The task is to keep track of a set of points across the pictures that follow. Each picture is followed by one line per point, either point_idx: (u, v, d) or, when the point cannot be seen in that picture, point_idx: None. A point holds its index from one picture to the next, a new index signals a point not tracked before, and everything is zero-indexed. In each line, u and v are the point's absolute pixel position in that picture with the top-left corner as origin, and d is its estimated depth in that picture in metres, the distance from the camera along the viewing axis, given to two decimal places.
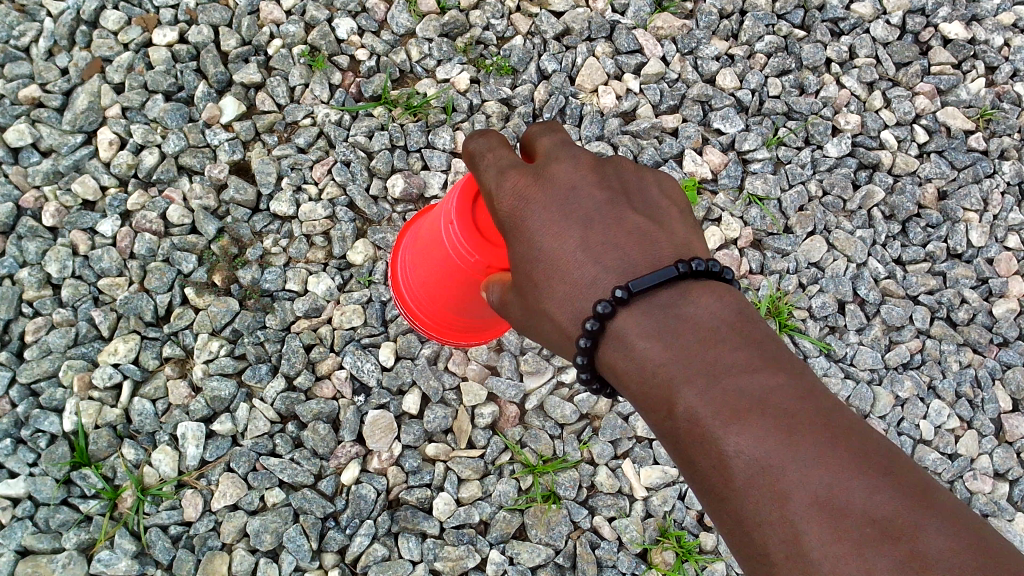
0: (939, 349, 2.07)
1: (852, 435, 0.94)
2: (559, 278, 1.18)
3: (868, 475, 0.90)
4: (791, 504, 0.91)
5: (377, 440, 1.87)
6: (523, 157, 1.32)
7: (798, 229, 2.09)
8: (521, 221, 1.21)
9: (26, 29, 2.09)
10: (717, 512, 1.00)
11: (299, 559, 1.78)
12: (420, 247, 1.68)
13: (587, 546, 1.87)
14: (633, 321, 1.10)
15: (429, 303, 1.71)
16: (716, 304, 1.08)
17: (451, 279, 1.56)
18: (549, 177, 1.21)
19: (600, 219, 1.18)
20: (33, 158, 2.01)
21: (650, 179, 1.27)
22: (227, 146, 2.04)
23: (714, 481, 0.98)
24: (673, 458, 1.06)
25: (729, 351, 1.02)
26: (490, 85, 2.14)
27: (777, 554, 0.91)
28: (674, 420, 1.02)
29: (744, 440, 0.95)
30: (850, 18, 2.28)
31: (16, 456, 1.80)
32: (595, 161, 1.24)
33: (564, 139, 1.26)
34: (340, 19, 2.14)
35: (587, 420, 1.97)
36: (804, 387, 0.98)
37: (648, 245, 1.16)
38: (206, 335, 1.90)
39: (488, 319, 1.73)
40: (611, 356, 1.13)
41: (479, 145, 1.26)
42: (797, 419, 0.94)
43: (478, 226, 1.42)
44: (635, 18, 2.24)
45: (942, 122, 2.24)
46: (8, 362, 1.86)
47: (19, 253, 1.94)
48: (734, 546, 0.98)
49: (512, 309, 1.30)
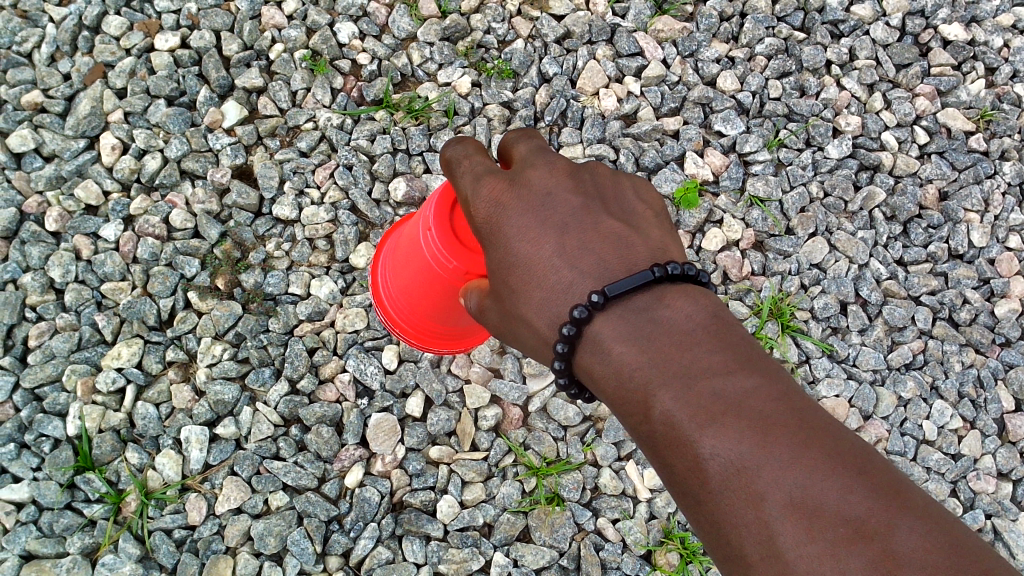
0: (941, 350, 2.08)
1: (826, 435, 0.94)
2: (536, 283, 1.18)
3: (841, 475, 0.91)
4: (766, 505, 0.92)
5: (381, 444, 1.87)
6: (501, 164, 1.33)
7: (800, 231, 2.10)
8: (497, 227, 1.21)
9: (28, 35, 2.10)
10: (694, 514, 1.01)
11: (303, 562, 1.79)
12: (399, 256, 1.68)
13: (591, 548, 1.88)
14: (610, 325, 1.11)
15: (409, 310, 1.71)
16: (691, 307, 1.08)
17: (430, 286, 1.56)
18: (524, 183, 1.21)
19: (575, 224, 1.18)
20: (36, 163, 2.02)
21: (626, 184, 1.27)
22: (230, 150, 2.04)
23: (691, 483, 0.99)
24: (651, 460, 1.07)
25: (704, 354, 1.03)
26: (492, 89, 2.14)
27: (753, 555, 0.92)
28: (651, 423, 1.03)
29: (720, 443, 0.95)
30: (850, 20, 2.29)
31: (20, 461, 1.80)
32: (571, 167, 1.24)
33: (539, 146, 1.27)
34: (341, 23, 2.15)
35: (591, 422, 1.95)
36: (778, 388, 0.98)
37: (623, 249, 1.16)
38: (209, 339, 1.90)
39: (469, 327, 1.73)
40: (588, 361, 1.14)
41: (456, 152, 1.28)
42: (772, 421, 0.95)
43: (457, 233, 1.43)
44: (635, 21, 2.24)
45: (942, 123, 2.25)
46: (12, 366, 1.87)
47: (22, 258, 1.94)
48: (711, 548, 0.99)
49: (490, 317, 1.31)
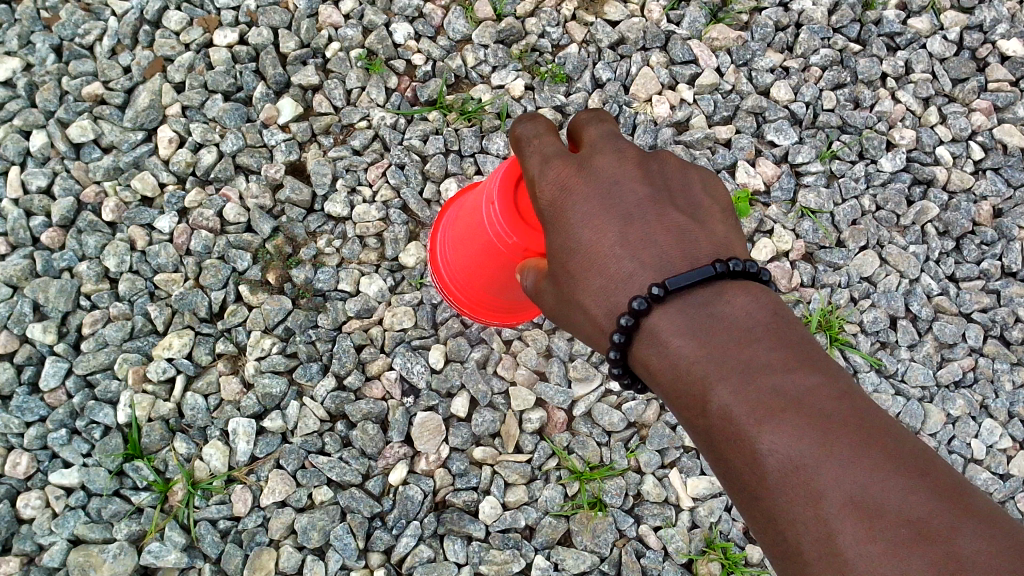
0: (992, 368, 2.05)
1: (886, 436, 0.94)
2: (596, 270, 1.19)
3: (903, 476, 0.90)
4: (825, 503, 0.91)
5: (425, 442, 1.87)
6: (568, 144, 1.32)
7: (851, 243, 2.09)
8: (561, 211, 1.22)
9: (91, 28, 2.13)
10: (750, 512, 1.00)
11: (345, 558, 1.80)
12: (460, 227, 1.70)
13: (633, 555, 1.87)
14: (669, 319, 1.11)
15: (466, 282, 1.74)
16: (751, 305, 1.09)
17: (491, 262, 1.58)
18: (592, 169, 1.22)
19: (640, 214, 1.19)
20: (94, 154, 2.05)
21: (695, 178, 1.27)
22: (284, 146, 2.06)
23: (748, 480, 0.98)
24: (706, 455, 1.07)
25: (763, 351, 1.03)
26: (545, 92, 2.14)
27: (810, 553, 0.91)
28: (708, 418, 1.03)
29: (779, 440, 0.95)
30: (906, 33, 2.27)
31: (71, 447, 1.83)
32: (640, 156, 1.24)
33: (611, 131, 1.27)
34: (397, 24, 2.16)
35: (635, 429, 1.95)
36: (838, 388, 0.98)
37: (686, 244, 1.16)
38: (259, 333, 1.92)
39: (523, 302, 1.75)
40: (644, 353, 1.14)
41: (527, 130, 1.26)
42: (832, 420, 0.95)
43: (520, 210, 1.43)
44: (691, 29, 2.23)
45: (998, 139, 2.23)
46: (66, 353, 1.90)
47: (79, 247, 1.97)
48: (768, 549, 0.99)
49: (545, 298, 1.31)
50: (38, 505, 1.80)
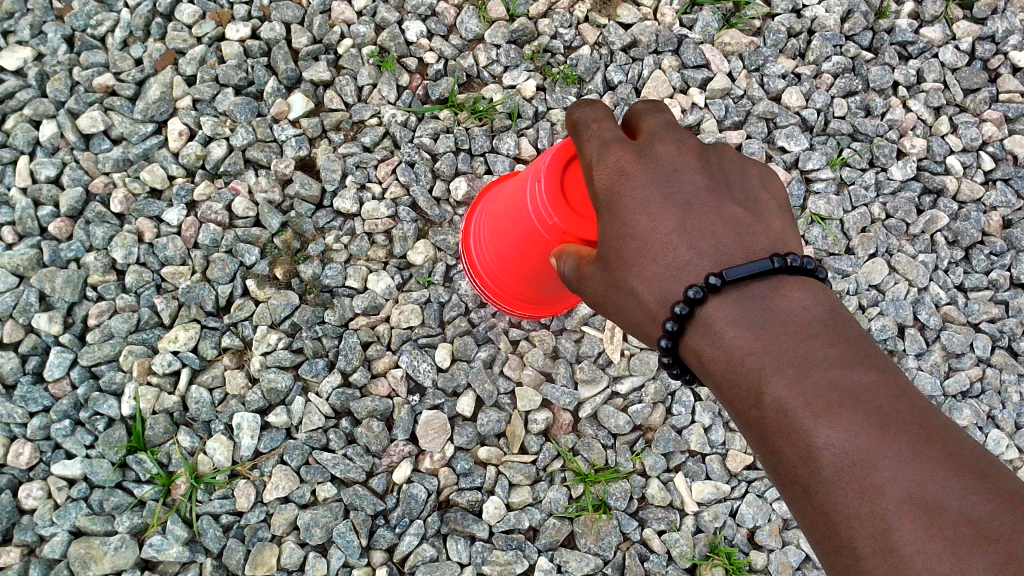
0: (999, 379, 2.05)
1: (945, 436, 0.94)
2: (652, 258, 1.19)
3: (963, 475, 0.89)
4: (882, 499, 0.90)
5: (429, 441, 1.86)
6: (626, 132, 1.32)
7: (860, 251, 2.09)
8: (617, 195, 1.22)
9: (103, 19, 2.14)
10: (801, 505, 0.99)
11: (348, 555, 1.79)
12: (498, 217, 1.73)
13: (636, 558, 1.86)
14: (724, 309, 1.11)
15: (498, 272, 1.79)
16: (809, 299, 1.08)
17: (529, 246, 1.59)
18: (652, 157, 1.22)
19: (698, 204, 1.19)
20: (103, 145, 2.05)
21: (753, 173, 1.28)
22: (295, 142, 2.06)
23: (801, 473, 0.98)
24: (756, 447, 1.07)
25: (822, 346, 1.02)
26: (557, 94, 2.15)
27: (865, 549, 0.91)
28: (761, 410, 1.02)
29: (835, 434, 0.95)
30: (919, 42, 2.27)
31: (74, 438, 1.82)
32: (700, 147, 1.25)
33: (670, 119, 1.26)
34: (410, 22, 2.16)
35: (640, 432, 1.95)
36: (896, 385, 0.98)
37: (745, 237, 1.16)
38: (265, 328, 1.91)
39: (554, 296, 1.81)
40: (697, 342, 1.14)
41: (586, 114, 1.27)
42: (891, 417, 0.94)
43: (565, 192, 1.43)
44: (703, 33, 2.22)
45: (1009, 149, 2.22)
46: (71, 344, 1.89)
47: (87, 238, 1.97)
48: (818, 545, 0.98)
49: (591, 283, 1.31)
50: (40, 496, 1.79)
